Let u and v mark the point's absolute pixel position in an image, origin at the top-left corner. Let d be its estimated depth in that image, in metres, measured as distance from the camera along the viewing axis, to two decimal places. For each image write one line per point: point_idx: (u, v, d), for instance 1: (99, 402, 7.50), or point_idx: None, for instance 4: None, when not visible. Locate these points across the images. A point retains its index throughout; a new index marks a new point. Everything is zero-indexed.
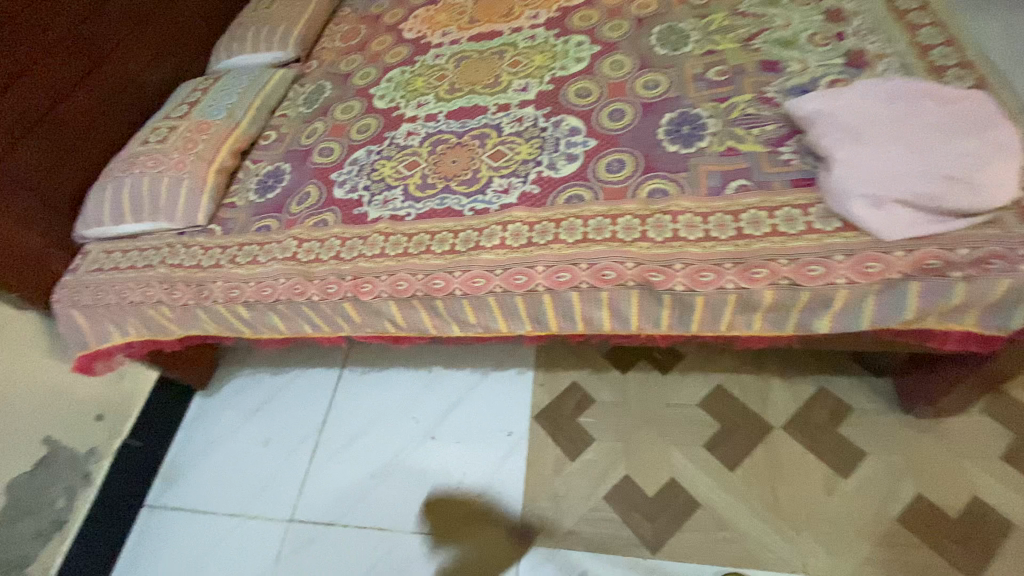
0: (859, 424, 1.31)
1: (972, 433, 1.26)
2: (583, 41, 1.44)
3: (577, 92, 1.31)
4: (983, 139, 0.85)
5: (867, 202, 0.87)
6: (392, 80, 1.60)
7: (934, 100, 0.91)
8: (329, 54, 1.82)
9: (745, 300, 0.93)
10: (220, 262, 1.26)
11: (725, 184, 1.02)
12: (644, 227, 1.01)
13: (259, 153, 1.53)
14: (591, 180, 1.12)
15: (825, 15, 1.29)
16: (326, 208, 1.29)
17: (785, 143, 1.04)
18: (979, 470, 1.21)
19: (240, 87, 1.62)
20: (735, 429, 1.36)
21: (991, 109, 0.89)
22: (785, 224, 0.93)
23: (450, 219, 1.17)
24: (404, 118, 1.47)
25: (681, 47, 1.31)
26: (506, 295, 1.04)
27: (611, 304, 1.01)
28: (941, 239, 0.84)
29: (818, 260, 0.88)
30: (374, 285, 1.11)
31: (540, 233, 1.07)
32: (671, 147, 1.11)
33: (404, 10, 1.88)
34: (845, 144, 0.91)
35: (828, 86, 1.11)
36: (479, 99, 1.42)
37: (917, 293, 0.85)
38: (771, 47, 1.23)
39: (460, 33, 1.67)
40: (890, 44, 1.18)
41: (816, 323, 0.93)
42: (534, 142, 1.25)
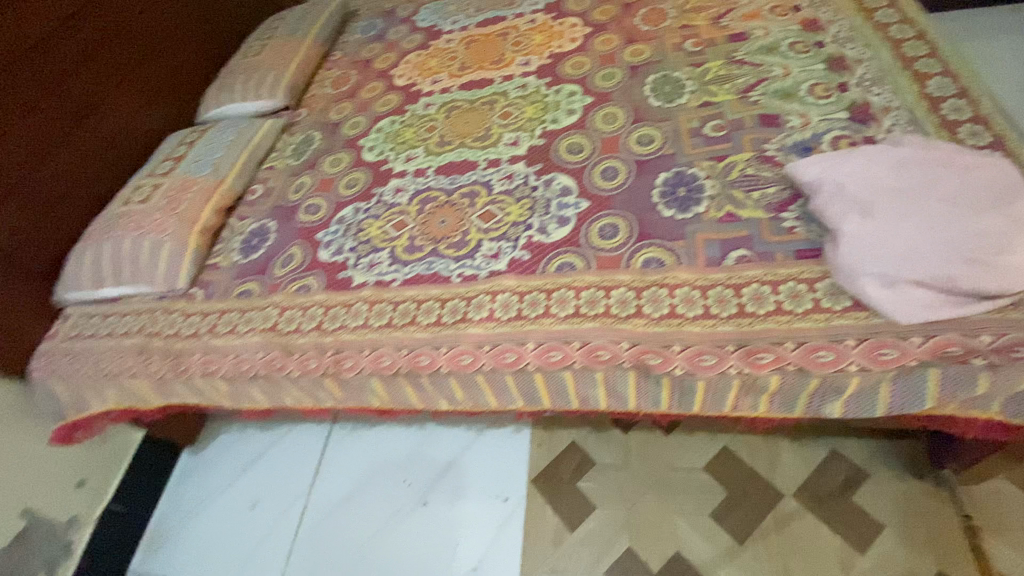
0: (875, 492, 1.23)
1: (997, 503, 1.16)
2: (575, 91, 1.40)
3: (569, 148, 1.27)
4: (1007, 213, 0.78)
5: (880, 281, 0.80)
6: (381, 131, 1.57)
7: (949, 168, 0.85)
8: (319, 101, 1.79)
9: (750, 384, 0.87)
10: (199, 331, 1.22)
11: (724, 255, 0.95)
12: (639, 301, 0.95)
13: (245, 209, 1.49)
14: (584, 246, 1.07)
15: (827, 63, 1.24)
16: (309, 271, 1.23)
17: (787, 209, 0.98)
18: (1007, 546, 1.11)
19: (226, 139, 1.59)
20: (744, 497, 1.28)
21: (1011, 178, 0.83)
22: (791, 301, 0.87)
23: (436, 286, 1.10)
24: (393, 173, 1.42)
25: (676, 98, 1.26)
26: (495, 372, 0.99)
27: (607, 383, 0.95)
28: (963, 323, 0.78)
29: (827, 344, 0.82)
30: (356, 360, 1.05)
31: (531, 305, 1.00)
32: (667, 212, 1.05)
33: (395, 55, 1.85)
34: (853, 218, 0.85)
35: (831, 144, 1.05)
36: (469, 153, 1.38)
37: (936, 381, 0.80)
38: (771, 99, 1.18)
39: (451, 81, 1.64)
40: (897, 96, 1.12)
41: (827, 408, 0.87)
42: (525, 203, 1.20)
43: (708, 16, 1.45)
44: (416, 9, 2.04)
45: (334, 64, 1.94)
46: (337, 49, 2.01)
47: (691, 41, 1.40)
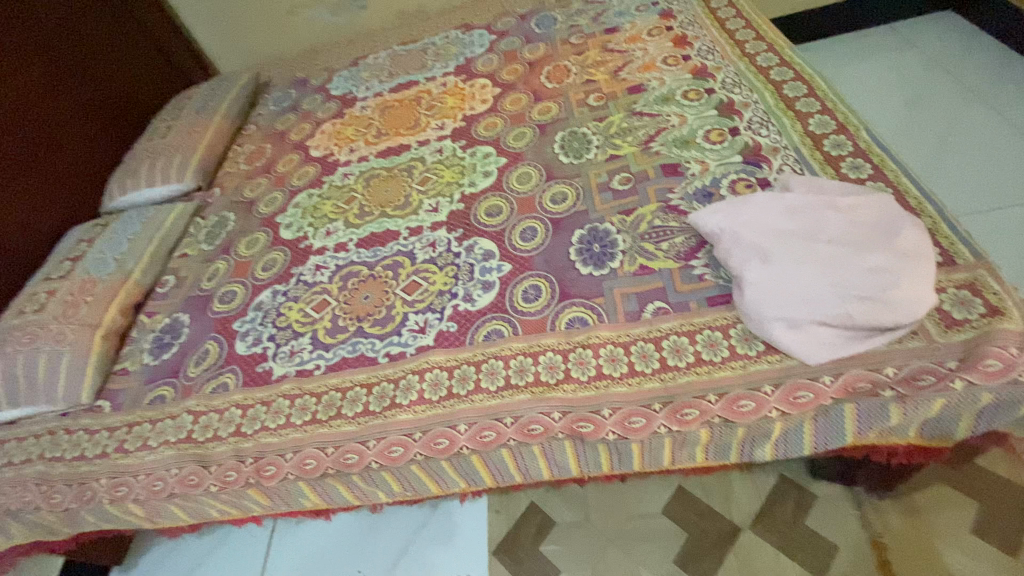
0: (826, 513, 1.24)
1: (939, 507, 1.19)
2: (490, 152, 1.43)
3: (487, 211, 1.28)
4: (891, 248, 0.83)
5: (787, 325, 0.83)
6: (299, 206, 1.53)
7: (835, 209, 0.90)
8: (233, 179, 1.73)
9: (681, 439, 0.88)
10: (106, 450, 1.11)
11: (642, 308, 0.97)
12: (567, 365, 0.94)
13: (154, 303, 1.39)
14: (509, 311, 1.05)
15: (719, 108, 1.29)
16: (226, 367, 1.16)
17: (696, 256, 1.01)
18: (954, 550, 1.14)
19: (132, 231, 1.50)
20: (704, 536, 1.27)
21: (893, 212, 0.88)
22: (708, 350, 0.88)
23: (362, 370, 1.05)
24: (312, 250, 1.38)
25: (583, 154, 1.31)
26: (430, 460, 0.95)
27: (545, 455, 0.93)
28: (867, 358, 0.81)
29: (747, 393, 0.84)
30: (278, 466, 0.99)
31: (460, 381, 0.97)
32: (585, 269, 1.07)
33: (310, 125, 1.84)
34: (753, 264, 0.88)
35: (730, 188, 1.11)
36: (390, 223, 1.36)
37: (853, 416, 0.82)
38: (670, 148, 1.24)
39: (368, 148, 1.63)
40: (784, 136, 1.18)
41: (759, 452, 0.88)
42: (448, 270, 1.17)
43: (607, 70, 1.52)
44: (330, 76, 2.04)
45: (248, 139, 1.90)
46: (251, 122, 1.97)
47: (594, 95, 1.46)
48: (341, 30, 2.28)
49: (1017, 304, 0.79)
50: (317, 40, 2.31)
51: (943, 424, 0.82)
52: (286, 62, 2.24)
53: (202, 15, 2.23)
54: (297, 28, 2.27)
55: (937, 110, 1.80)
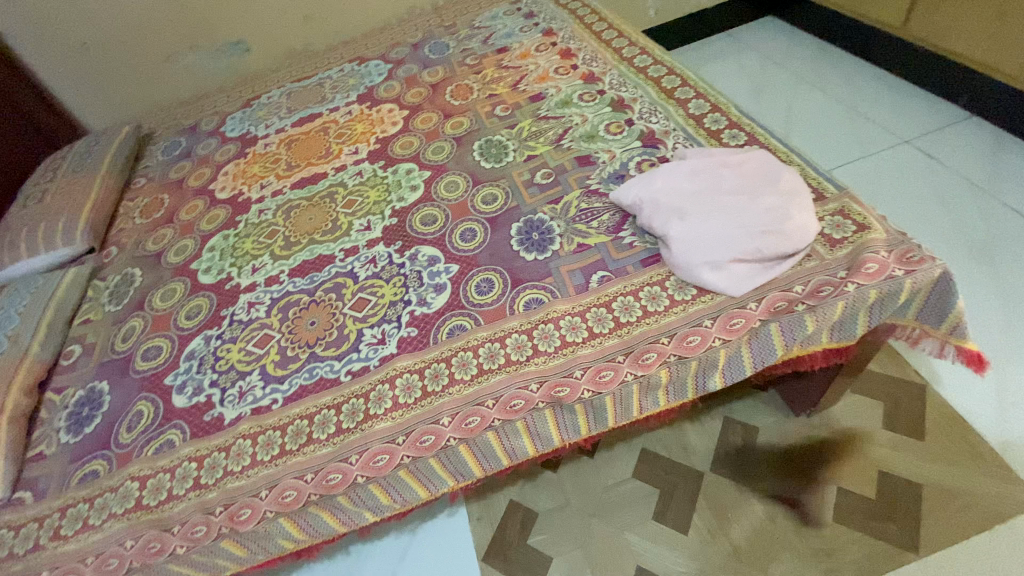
0: (770, 440, 1.39)
1: (855, 414, 1.40)
2: (412, 168, 1.48)
3: (423, 221, 1.32)
4: (778, 190, 1.00)
5: (712, 267, 0.96)
6: (215, 249, 1.44)
7: (728, 166, 1.07)
8: (130, 234, 1.60)
9: (646, 384, 0.96)
10: (38, 542, 0.99)
11: (588, 280, 1.06)
12: (533, 342, 1.00)
13: (62, 377, 1.25)
14: (466, 306, 1.09)
15: (612, 104, 1.44)
16: (167, 424, 1.06)
17: (623, 228, 1.13)
18: (874, 447, 1.34)
19: (21, 304, 1.35)
20: (674, 488, 1.36)
21: (771, 163, 1.06)
22: (652, 302, 0.99)
23: (326, 393, 1.02)
24: (241, 289, 1.30)
25: (502, 158, 1.41)
26: (418, 460, 0.94)
27: (529, 429, 0.97)
28: (778, 282, 0.96)
29: (693, 330, 0.95)
30: (254, 508, 0.93)
31: (433, 378, 0.99)
32: (529, 256, 1.14)
33: (210, 169, 1.75)
34: (674, 222, 1.01)
35: (638, 168, 1.25)
36: (322, 248, 1.33)
37: (778, 332, 0.95)
38: (579, 143, 1.36)
39: (281, 182, 1.59)
40: (671, 119, 1.36)
41: (712, 383, 0.99)
42: (397, 281, 1.19)
43: (507, 84, 1.65)
44: (222, 119, 1.96)
45: (139, 192, 1.76)
46: (140, 175, 1.84)
47: (499, 107, 1.58)
48: (226, 74, 2.21)
49: (874, 219, 1.00)
50: (201, 87, 2.22)
51: (846, 325, 0.97)
52: (169, 112, 2.12)
53: (61, 71, 2.04)
54: (176, 76, 2.16)
55: (777, 95, 2.15)
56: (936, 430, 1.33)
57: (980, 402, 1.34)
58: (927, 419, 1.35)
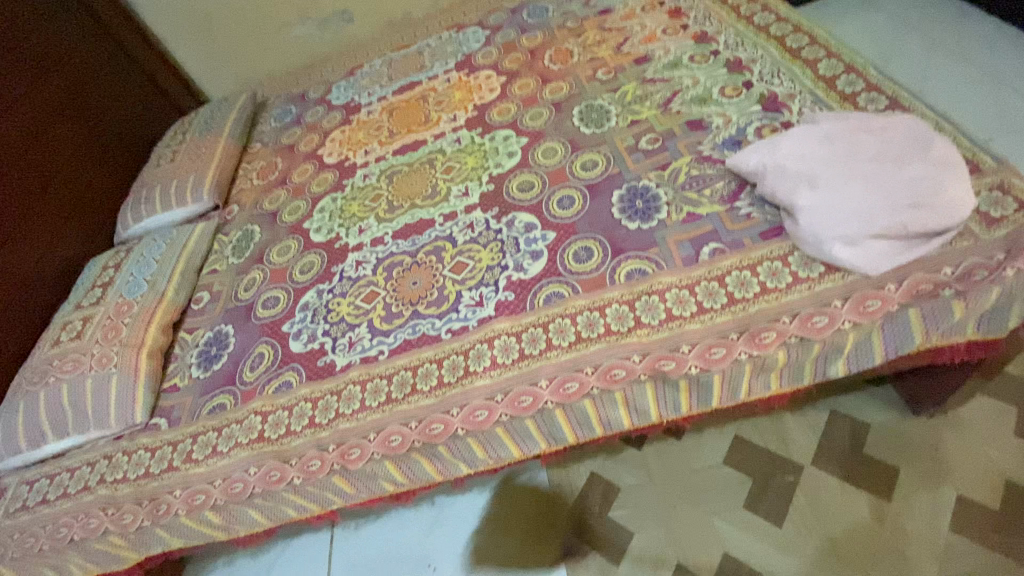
0: (880, 438, 1.28)
1: (985, 417, 1.24)
2: (510, 134, 1.47)
3: (520, 187, 1.31)
4: (930, 159, 0.88)
5: (844, 243, 0.88)
6: (324, 211, 1.52)
7: (869, 131, 0.95)
8: (248, 194, 1.74)
9: (760, 365, 0.90)
10: (173, 463, 1.13)
11: (698, 252, 1.01)
12: (635, 313, 0.97)
13: (192, 320, 1.40)
14: (564, 273, 1.08)
15: (728, 66, 1.34)
16: (285, 366, 1.17)
17: (739, 198, 1.05)
18: (1006, 455, 1.19)
19: (158, 253, 1.52)
20: (768, 478, 1.29)
21: (923, 129, 0.93)
22: (772, 278, 0.92)
23: (428, 348, 1.06)
24: (349, 247, 1.37)
25: (604, 123, 1.36)
26: (515, 420, 0.95)
27: (626, 400, 0.95)
28: (924, 262, 0.86)
29: (819, 310, 0.88)
30: (362, 449, 1.00)
31: (531, 342, 0.99)
32: (631, 225, 1.11)
33: (318, 135, 1.85)
34: (802, 192, 0.93)
35: (757, 135, 1.15)
36: (423, 212, 1.36)
37: (918, 319, 0.86)
38: (690, 107, 1.28)
39: (384, 148, 1.64)
40: (797, 82, 1.23)
41: (833, 369, 0.91)
42: (494, 246, 1.19)
43: (610, 47, 1.58)
44: (328, 88, 2.06)
45: (255, 155, 1.90)
46: (256, 140, 1.98)
47: (601, 71, 1.52)
48: (330, 45, 2.30)
49: None
50: (306, 58, 2.33)
51: (998, 315, 0.86)
52: (279, 82, 2.25)
53: (189, 42, 2.23)
54: (285, 48, 2.29)
55: (910, 58, 1.91)
56: None
57: None
58: None
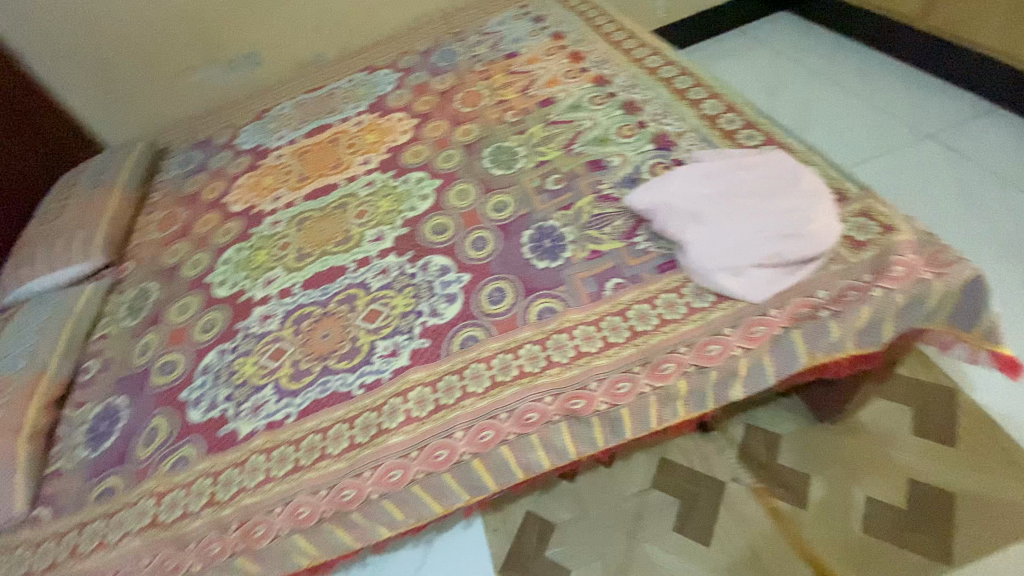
0: (792, 448, 1.35)
1: (881, 420, 1.35)
2: (422, 176, 1.47)
3: (434, 230, 1.30)
4: (799, 191, 0.96)
5: (730, 273, 0.94)
6: (229, 262, 1.45)
7: (745, 167, 1.03)
8: (146, 248, 1.62)
9: (664, 396, 0.93)
10: (56, 560, 1.02)
11: (602, 287, 1.04)
12: (547, 353, 0.98)
13: (80, 393, 1.27)
14: (478, 316, 1.07)
15: (624, 107, 1.42)
16: (182, 439, 1.08)
17: (636, 234, 1.10)
18: (901, 454, 1.29)
19: (41, 322, 1.40)
20: (695, 498, 1.33)
21: (790, 163, 1.02)
22: (669, 310, 0.97)
23: (339, 406, 1.01)
24: (255, 301, 1.31)
25: (513, 164, 1.40)
26: (431, 476, 0.92)
27: (544, 442, 0.94)
28: (800, 288, 0.93)
29: (712, 339, 0.93)
30: (268, 525, 0.93)
31: (446, 391, 0.96)
32: (541, 264, 1.13)
33: (224, 182, 1.76)
34: (690, 227, 0.99)
35: (651, 173, 1.22)
36: (334, 259, 1.32)
37: (801, 340, 0.92)
38: (591, 147, 1.34)
39: (293, 194, 1.59)
40: (685, 122, 1.32)
41: (733, 393, 0.95)
42: (408, 291, 1.16)
43: (517, 89, 1.64)
44: (235, 132, 1.98)
45: (155, 206, 1.79)
46: (155, 189, 1.87)
47: (509, 113, 1.57)
48: (238, 87, 2.23)
49: (901, 220, 0.95)
50: (213, 102, 2.24)
51: (873, 331, 0.92)
52: (183, 127, 2.14)
53: (78, 86, 2.08)
54: (189, 92, 2.19)
55: (791, 91, 2.14)
56: (968, 436, 1.28)
57: (1018, 402, 1.29)
58: (958, 422, 1.30)
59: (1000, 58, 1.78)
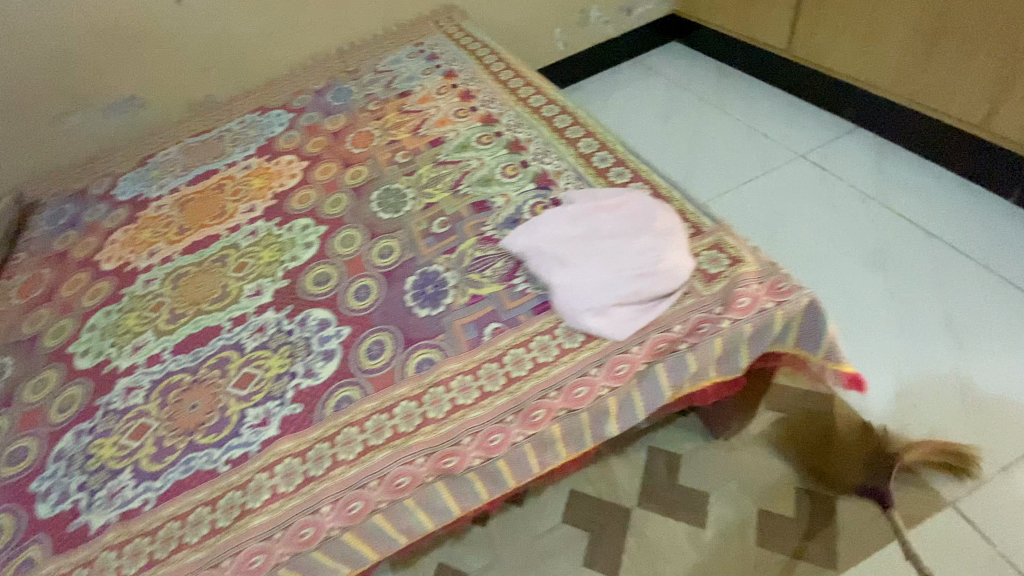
0: (692, 468, 1.39)
1: (771, 431, 1.41)
2: (308, 223, 1.42)
3: (315, 280, 1.25)
4: (654, 230, 1.00)
5: (594, 314, 0.96)
6: (96, 327, 1.33)
7: (608, 209, 1.07)
8: (5, 317, 1.47)
9: (539, 443, 0.92)
10: None
11: (481, 333, 1.03)
12: (422, 409, 0.95)
13: None
14: (355, 373, 1.03)
15: (509, 147, 1.44)
16: (27, 539, 0.97)
17: (516, 275, 1.11)
18: (789, 463, 1.35)
19: None
20: (603, 528, 1.33)
21: (649, 201, 1.06)
22: (542, 353, 0.98)
23: (202, 487, 0.94)
24: (121, 371, 1.20)
25: (400, 207, 1.38)
26: (298, 557, 0.86)
27: (420, 505, 0.89)
28: (659, 322, 0.96)
29: (580, 380, 0.94)
30: None
31: (315, 461, 0.92)
32: (421, 312, 1.10)
33: (97, 238, 1.63)
34: (557, 271, 1.01)
35: (531, 212, 1.24)
36: (209, 319, 1.24)
37: (664, 373, 0.94)
38: (476, 188, 1.35)
39: (171, 248, 1.49)
40: (563, 160, 1.36)
41: (608, 431, 0.96)
42: (284, 350, 1.11)
43: (408, 129, 1.63)
44: (114, 182, 1.85)
45: (18, 268, 1.63)
46: (20, 249, 1.70)
47: (400, 153, 1.55)
48: (122, 133, 2.10)
49: (748, 252, 1.01)
50: (94, 148, 2.09)
51: (730, 359, 0.96)
52: (58, 177, 1.98)
53: None
54: (64, 139, 2.03)
55: (682, 117, 2.26)
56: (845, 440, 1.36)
57: (886, 403, 1.40)
58: (835, 428, 1.39)
59: (851, 79, 1.97)
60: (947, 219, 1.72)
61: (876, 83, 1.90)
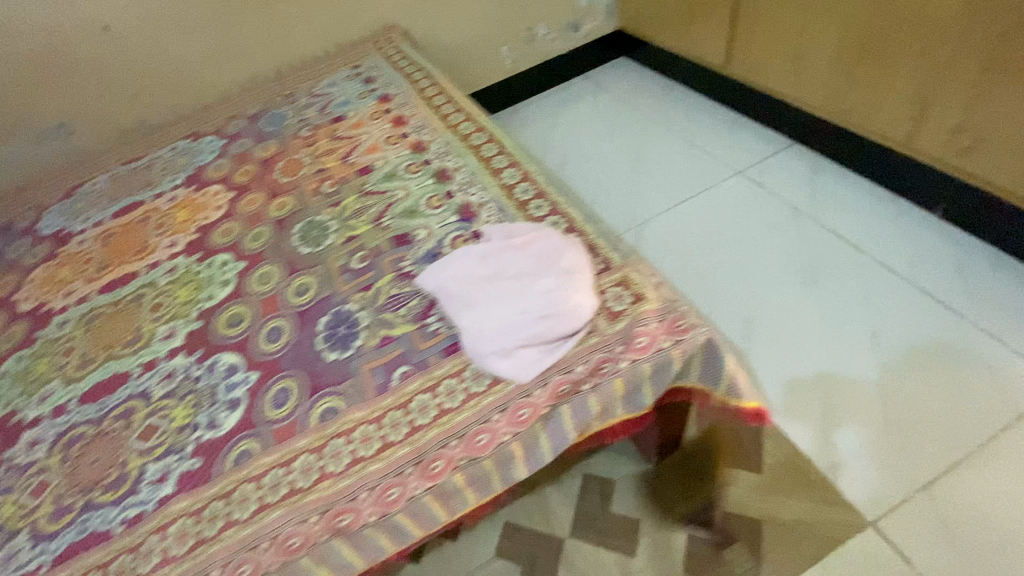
0: (624, 495, 1.39)
1: (702, 454, 1.41)
2: (228, 259, 1.39)
3: (229, 321, 1.22)
4: (558, 270, 1.00)
5: (497, 358, 0.95)
6: (4, 375, 1.28)
7: (515, 248, 1.06)
8: None
9: (440, 493, 0.91)
10: None
11: (389, 377, 1.02)
12: (322, 462, 0.93)
13: None
14: (258, 424, 1.00)
15: (435, 177, 1.43)
16: None
17: (430, 314, 1.09)
18: (719, 487, 1.36)
19: None
20: (535, 561, 1.32)
21: (556, 240, 1.06)
22: (448, 398, 0.97)
23: (93, 551, 0.91)
24: (24, 423, 1.16)
25: (322, 241, 1.36)
26: None
27: (318, 564, 0.87)
28: (562, 364, 0.95)
29: (482, 427, 0.93)
30: None
31: (209, 520, 0.90)
32: (331, 355, 1.08)
33: (15, 276, 1.57)
34: (462, 313, 1.00)
35: (451, 246, 1.23)
36: (119, 365, 1.20)
37: (567, 415, 0.94)
38: (399, 221, 1.33)
39: (89, 286, 1.45)
40: (486, 190, 1.35)
41: (515, 475, 0.96)
42: (189, 399, 1.08)
43: (337, 157, 1.60)
44: (38, 215, 1.79)
45: None
46: None
47: (327, 183, 1.53)
48: (50, 161, 2.03)
49: (651, 289, 1.02)
50: (20, 177, 2.02)
51: (634, 397, 0.97)
52: None
53: None
54: None
55: (626, 134, 2.28)
56: (773, 461, 1.37)
57: (812, 421, 1.42)
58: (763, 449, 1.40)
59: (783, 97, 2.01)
60: (874, 233, 1.76)
61: (805, 102, 1.94)
